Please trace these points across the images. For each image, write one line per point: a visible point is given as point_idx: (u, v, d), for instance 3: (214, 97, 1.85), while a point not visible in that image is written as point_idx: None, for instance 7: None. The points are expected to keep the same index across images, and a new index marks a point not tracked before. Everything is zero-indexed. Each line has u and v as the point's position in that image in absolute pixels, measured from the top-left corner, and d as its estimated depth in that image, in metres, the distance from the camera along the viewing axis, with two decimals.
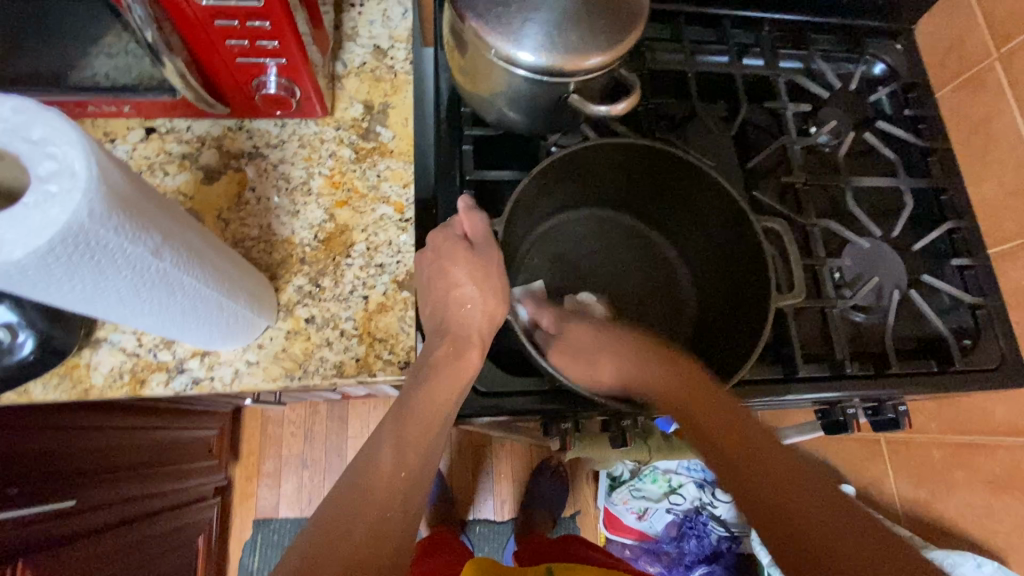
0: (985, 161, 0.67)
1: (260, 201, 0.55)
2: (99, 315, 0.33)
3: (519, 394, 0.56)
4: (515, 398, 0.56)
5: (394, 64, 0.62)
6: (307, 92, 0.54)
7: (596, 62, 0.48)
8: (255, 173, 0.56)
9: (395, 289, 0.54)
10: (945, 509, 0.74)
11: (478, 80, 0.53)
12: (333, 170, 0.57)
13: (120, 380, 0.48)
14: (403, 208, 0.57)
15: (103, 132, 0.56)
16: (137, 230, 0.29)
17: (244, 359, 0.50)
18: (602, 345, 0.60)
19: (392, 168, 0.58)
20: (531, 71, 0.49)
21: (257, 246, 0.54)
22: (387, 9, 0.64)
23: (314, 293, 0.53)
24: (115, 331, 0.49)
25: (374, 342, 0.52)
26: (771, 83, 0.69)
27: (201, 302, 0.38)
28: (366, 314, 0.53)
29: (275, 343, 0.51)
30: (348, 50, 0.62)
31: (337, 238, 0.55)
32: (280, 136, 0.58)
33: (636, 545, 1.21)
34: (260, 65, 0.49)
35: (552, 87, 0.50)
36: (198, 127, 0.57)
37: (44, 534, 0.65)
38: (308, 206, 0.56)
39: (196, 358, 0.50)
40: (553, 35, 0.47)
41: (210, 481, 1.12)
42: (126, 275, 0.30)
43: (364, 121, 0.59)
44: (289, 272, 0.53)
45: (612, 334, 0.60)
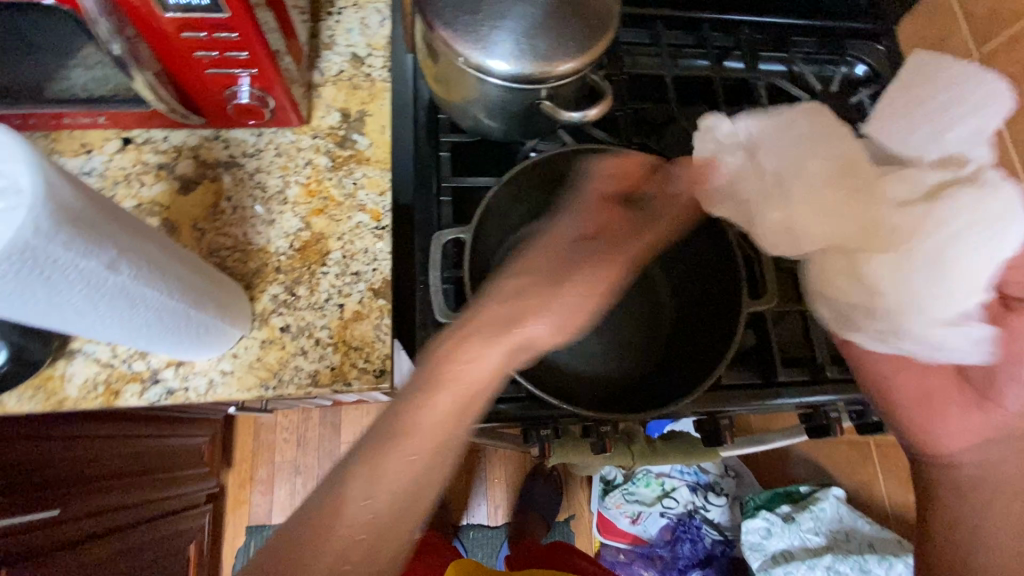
0: None
1: (236, 210, 0.55)
2: (59, 328, 0.33)
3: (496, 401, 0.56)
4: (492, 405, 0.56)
5: (371, 72, 0.62)
6: (281, 102, 0.54)
7: (566, 67, 0.48)
8: (231, 183, 0.56)
9: (371, 297, 0.54)
10: None
11: (452, 87, 0.53)
12: (309, 179, 0.57)
13: (94, 391, 0.48)
14: (380, 216, 0.57)
15: (81, 144, 0.56)
16: (88, 244, 0.29)
17: (218, 369, 0.50)
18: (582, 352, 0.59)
19: (369, 176, 0.58)
20: (502, 79, 0.48)
21: (232, 255, 0.54)
22: (364, 17, 0.64)
23: (289, 302, 0.53)
24: (89, 342, 0.49)
25: (349, 351, 0.52)
26: (751, 86, 0.69)
27: (165, 314, 0.38)
28: (341, 323, 0.53)
29: (250, 352, 0.51)
30: (325, 58, 0.62)
31: (313, 246, 0.55)
32: (256, 145, 0.58)
33: (630, 549, 1.21)
34: (231, 76, 0.49)
35: (523, 94, 0.50)
36: (174, 137, 0.57)
37: (27, 545, 0.65)
38: (284, 215, 0.56)
39: (171, 368, 0.50)
40: (523, 42, 0.47)
41: (202, 488, 1.12)
42: (80, 288, 0.30)
43: (341, 129, 0.60)
44: (263, 281, 0.53)
45: (591, 341, 0.60)
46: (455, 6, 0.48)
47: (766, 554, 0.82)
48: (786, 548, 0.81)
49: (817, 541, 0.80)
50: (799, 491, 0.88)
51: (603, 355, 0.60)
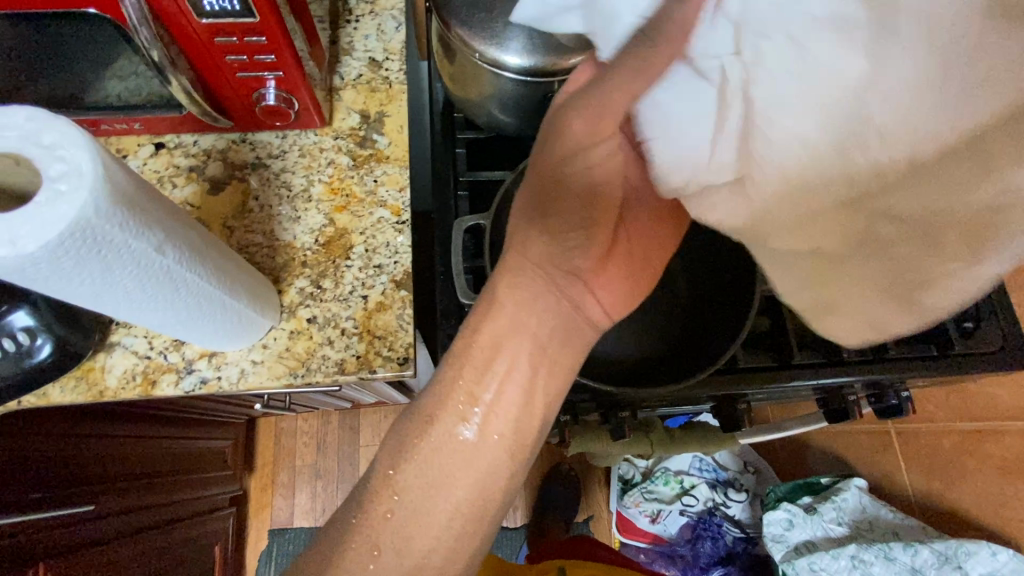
0: None
1: (263, 208, 0.58)
2: (111, 309, 0.35)
3: None
4: None
5: (389, 75, 0.65)
6: (305, 104, 0.57)
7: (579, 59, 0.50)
8: (258, 183, 0.59)
9: (393, 288, 0.56)
10: (957, 499, 0.74)
11: (468, 85, 0.55)
12: (332, 178, 0.60)
13: (133, 381, 0.51)
14: (400, 211, 0.59)
15: (117, 149, 0.59)
16: (139, 226, 0.31)
17: (249, 359, 0.52)
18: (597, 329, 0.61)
19: (389, 173, 0.60)
20: (517, 74, 0.51)
21: (260, 251, 0.56)
22: (381, 23, 0.67)
23: (315, 294, 0.55)
24: (128, 334, 0.51)
25: (373, 340, 0.54)
26: None
27: (204, 298, 0.40)
28: (365, 313, 0.55)
29: (279, 343, 0.53)
30: (345, 63, 0.65)
31: (337, 241, 0.57)
32: (281, 147, 0.60)
33: (650, 548, 1.20)
34: (259, 79, 0.51)
35: (536, 87, 0.52)
36: (204, 141, 0.60)
37: (62, 540, 0.67)
38: (309, 212, 0.58)
39: (204, 359, 0.52)
40: (536, 37, 0.50)
41: (225, 491, 1.14)
42: (132, 269, 0.32)
43: (362, 129, 0.62)
44: (291, 275, 0.56)
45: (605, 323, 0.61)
46: (470, 5, 0.50)
47: (788, 545, 0.81)
48: (811, 539, 0.80)
49: (841, 531, 0.79)
50: (820, 483, 0.89)
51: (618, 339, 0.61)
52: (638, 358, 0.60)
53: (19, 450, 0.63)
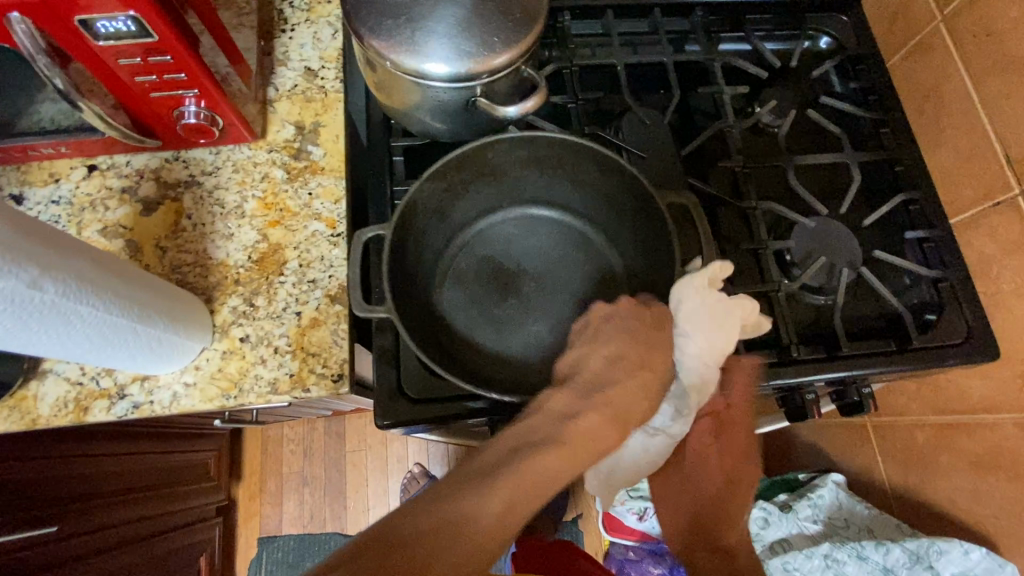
0: (940, 127, 0.64)
1: (196, 227, 0.57)
2: (1, 346, 0.35)
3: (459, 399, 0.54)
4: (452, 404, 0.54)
5: (324, 85, 0.64)
6: (230, 119, 0.56)
7: (499, 61, 0.49)
8: (191, 201, 0.58)
9: (327, 303, 0.55)
10: (933, 494, 0.71)
11: (392, 93, 0.54)
12: (266, 193, 0.59)
13: (65, 409, 0.50)
14: (335, 224, 0.58)
15: (50, 174, 0.59)
16: (5, 264, 0.30)
17: (182, 381, 0.52)
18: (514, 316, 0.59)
19: (324, 185, 0.59)
20: (437, 79, 0.49)
21: (193, 271, 0.56)
22: (316, 31, 0.65)
23: (248, 313, 0.54)
24: (59, 361, 0.51)
25: (307, 357, 0.53)
26: (707, 68, 0.67)
27: (106, 328, 0.39)
28: (299, 330, 0.54)
29: (212, 363, 0.53)
30: (280, 74, 0.64)
31: (270, 257, 0.56)
32: (214, 163, 0.59)
33: (639, 547, 1.19)
34: (176, 98, 0.50)
35: (458, 92, 0.51)
36: (136, 161, 0.59)
37: (27, 562, 0.66)
38: (242, 229, 0.57)
39: (136, 384, 0.52)
40: (452, 41, 0.48)
41: (211, 501, 1.15)
42: (6, 307, 0.32)
43: (296, 141, 0.61)
44: (224, 294, 0.55)
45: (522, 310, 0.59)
46: (381, 12, 0.49)
47: (764, 544, 0.80)
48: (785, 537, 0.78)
49: (816, 529, 0.77)
50: (798, 480, 0.87)
51: (556, 342, 0.59)
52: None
53: None
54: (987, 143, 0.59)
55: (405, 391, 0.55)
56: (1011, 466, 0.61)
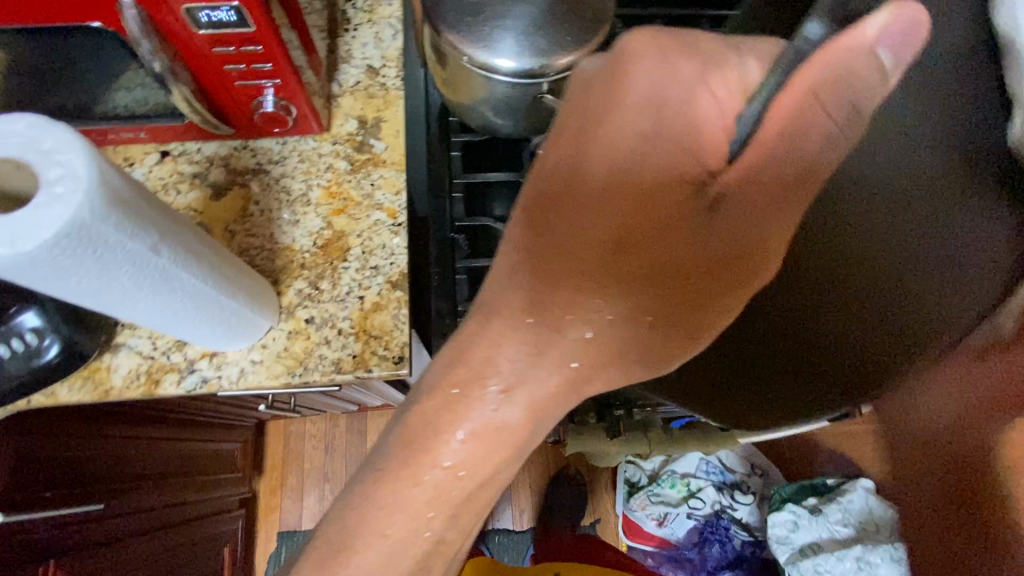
0: None
1: (263, 213, 0.59)
2: (111, 307, 0.37)
3: None
4: None
5: (385, 82, 0.66)
6: (302, 110, 0.58)
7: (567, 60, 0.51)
8: (259, 188, 0.60)
9: (389, 288, 0.57)
10: None
11: (460, 90, 0.57)
12: (330, 182, 0.61)
13: (137, 380, 0.53)
14: (396, 213, 0.60)
15: (124, 158, 0.61)
16: (135, 227, 0.32)
17: (249, 359, 0.54)
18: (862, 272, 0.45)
19: (385, 177, 0.62)
20: (512, 76, 0.52)
21: (260, 254, 0.58)
22: (378, 31, 0.68)
23: (312, 295, 0.56)
24: (133, 336, 0.53)
25: (369, 339, 0.55)
26: None
27: (200, 298, 0.41)
28: (361, 314, 0.56)
29: (278, 343, 0.55)
30: (343, 71, 0.67)
31: (335, 243, 0.59)
32: (281, 153, 0.62)
33: (657, 552, 1.19)
34: (257, 88, 0.53)
35: (527, 88, 0.53)
36: (207, 148, 0.62)
37: (63, 538, 0.67)
38: (307, 215, 0.60)
39: (205, 359, 0.53)
40: (523, 39, 0.51)
41: (234, 493, 1.16)
42: (127, 268, 0.34)
43: (358, 135, 0.64)
44: (290, 277, 0.57)
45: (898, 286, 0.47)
46: (457, 9, 0.52)
47: (792, 547, 0.81)
48: (818, 540, 0.80)
49: (845, 532, 0.81)
50: (825, 484, 0.90)
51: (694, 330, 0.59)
52: None
53: (35, 451, 0.66)
54: None
55: None
56: None
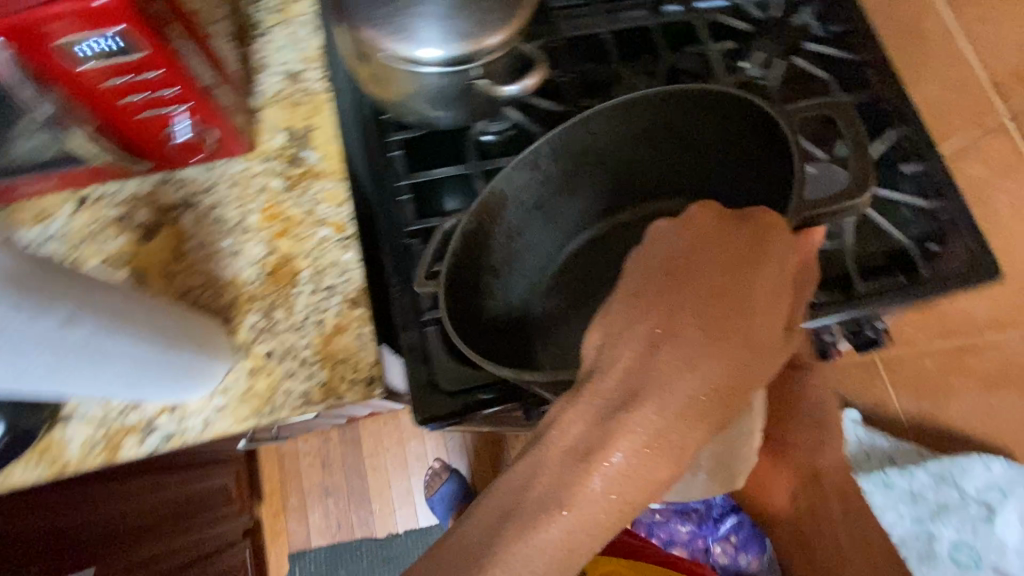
0: (924, 60, 0.65)
1: (200, 248, 0.55)
2: (37, 388, 0.34)
3: (489, 383, 0.52)
4: (484, 389, 0.52)
5: (309, 86, 0.62)
6: (222, 132, 0.54)
7: (495, 40, 0.48)
8: (191, 222, 0.56)
9: (348, 307, 0.54)
10: (947, 418, 0.74)
11: (387, 88, 0.53)
12: (267, 204, 0.57)
13: (96, 449, 0.49)
14: (343, 226, 0.57)
15: (37, 212, 0.56)
16: (39, 305, 0.29)
17: (212, 406, 0.51)
18: (638, 120, 0.53)
19: (325, 189, 0.58)
20: (439, 67, 0.49)
21: (204, 292, 0.54)
22: (292, 32, 0.63)
23: (268, 328, 0.53)
24: (82, 403, 0.50)
25: (336, 365, 0.52)
26: (691, 27, 0.67)
27: (138, 359, 0.38)
28: (323, 339, 0.53)
29: (240, 384, 0.52)
30: (262, 80, 0.62)
31: (282, 269, 0.55)
32: (209, 180, 0.58)
33: (665, 508, 1.21)
34: (166, 115, 0.49)
35: (457, 77, 0.50)
36: (126, 187, 0.57)
37: None
38: (248, 243, 0.56)
39: (165, 414, 0.50)
40: (444, 25, 0.48)
41: (237, 524, 1.14)
42: (41, 349, 0.31)
43: (289, 148, 0.59)
44: (241, 312, 0.54)
45: (708, 120, 0.53)
46: (369, 3, 0.49)
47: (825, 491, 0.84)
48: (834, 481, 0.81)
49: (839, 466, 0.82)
50: None
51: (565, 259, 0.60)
52: None
53: (12, 530, 0.63)
54: (974, 75, 0.60)
55: (440, 385, 0.52)
56: None
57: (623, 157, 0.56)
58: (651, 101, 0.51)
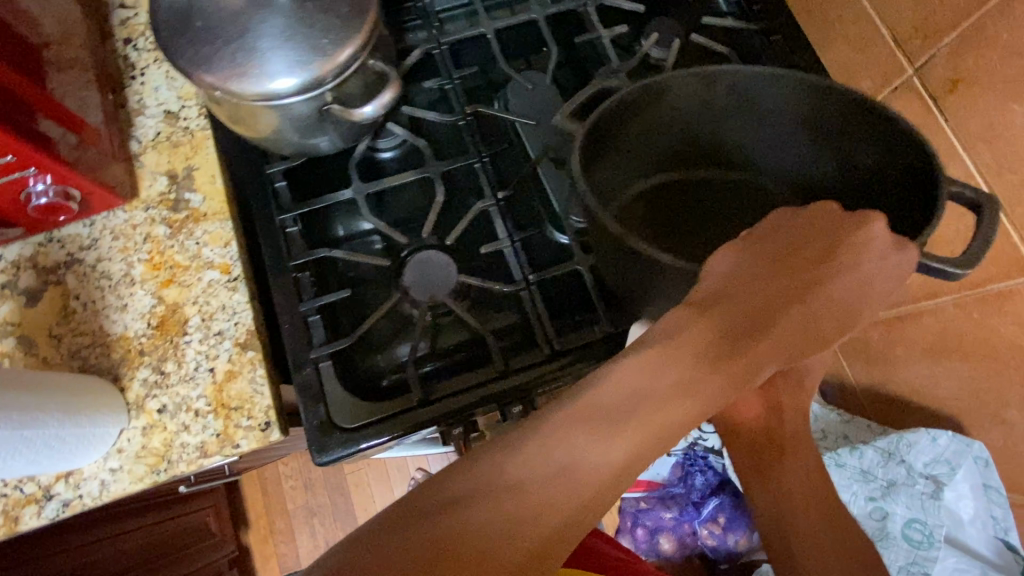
0: (829, 21, 0.61)
1: (87, 306, 0.54)
2: None
3: (385, 416, 0.51)
4: (381, 423, 0.50)
5: (189, 125, 0.60)
6: (89, 188, 0.53)
7: (347, 54, 0.45)
8: (75, 281, 0.55)
9: (239, 352, 0.53)
10: (896, 389, 0.71)
11: (249, 124, 0.50)
12: (151, 253, 0.56)
13: None
14: (229, 268, 0.55)
15: None
16: None
17: (108, 468, 0.50)
18: (815, 103, 0.50)
19: (210, 231, 0.57)
20: (287, 96, 0.45)
21: (94, 352, 0.53)
22: (167, 70, 0.61)
23: (159, 382, 0.52)
24: None
25: (229, 413, 0.51)
26: (580, 15, 0.64)
27: None
28: (215, 388, 0.52)
29: (134, 443, 0.51)
30: (138, 124, 0.60)
31: (170, 319, 0.54)
32: (91, 235, 0.56)
33: (647, 496, 1.21)
34: (17, 180, 0.48)
35: (311, 102, 0.47)
36: (9, 252, 0.56)
37: None
38: (134, 296, 0.55)
39: (62, 481, 0.50)
40: (280, 49, 0.44)
41: (223, 554, 1.15)
42: None
43: (171, 192, 0.58)
44: (131, 369, 0.53)
45: (846, 130, 0.50)
46: (189, 39, 0.45)
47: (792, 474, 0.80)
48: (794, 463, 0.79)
49: None
50: None
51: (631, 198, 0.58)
52: (503, 359, 0.52)
53: None
54: (877, 32, 0.56)
55: (336, 423, 0.51)
56: (959, 347, 0.59)
57: (760, 132, 0.56)
58: (844, 98, 0.48)
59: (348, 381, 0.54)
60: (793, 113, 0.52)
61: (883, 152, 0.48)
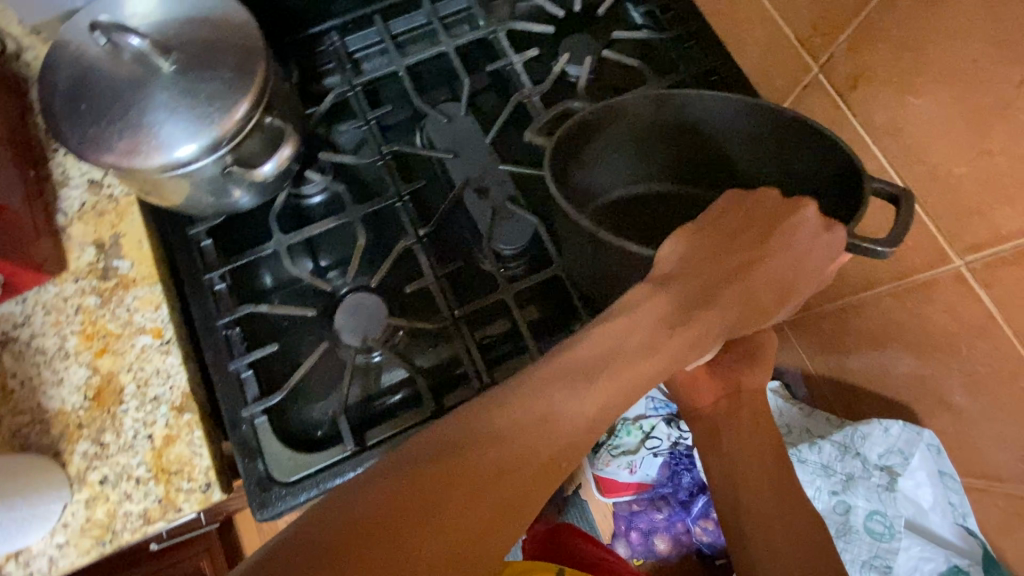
0: (737, 24, 0.61)
1: (24, 384, 0.55)
2: None
3: (323, 467, 0.51)
4: (320, 474, 0.51)
5: (113, 192, 0.61)
6: (11, 267, 0.53)
7: (240, 111, 0.45)
8: (11, 359, 0.56)
9: (176, 415, 0.54)
10: None
11: (160, 194, 0.51)
12: (84, 324, 0.56)
13: None
14: (161, 331, 0.56)
15: None
16: None
17: (55, 544, 0.51)
18: (763, 124, 0.50)
19: (140, 296, 0.57)
20: (188, 164, 0.45)
21: (33, 429, 0.53)
22: None
23: (99, 453, 0.53)
24: None
25: (170, 477, 0.52)
26: (491, 41, 0.64)
27: None
28: (154, 453, 0.53)
29: (79, 516, 0.51)
30: (63, 196, 0.60)
31: (106, 389, 0.54)
32: (24, 312, 0.57)
33: (637, 498, 1.19)
34: None
35: (214, 165, 0.47)
36: None
37: None
38: (70, 369, 0.55)
39: (10, 561, 0.50)
40: (171, 118, 0.44)
41: None
42: None
43: (100, 261, 0.58)
44: (70, 443, 0.53)
45: (794, 146, 0.50)
46: (81, 122, 0.45)
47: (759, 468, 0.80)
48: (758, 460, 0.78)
49: None
50: None
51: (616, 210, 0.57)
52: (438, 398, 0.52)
53: None
54: (782, 33, 0.56)
55: (275, 478, 0.51)
56: (897, 335, 0.59)
57: (729, 153, 0.55)
58: (785, 117, 0.48)
59: (287, 435, 0.54)
60: (743, 130, 0.52)
61: (818, 167, 0.49)
